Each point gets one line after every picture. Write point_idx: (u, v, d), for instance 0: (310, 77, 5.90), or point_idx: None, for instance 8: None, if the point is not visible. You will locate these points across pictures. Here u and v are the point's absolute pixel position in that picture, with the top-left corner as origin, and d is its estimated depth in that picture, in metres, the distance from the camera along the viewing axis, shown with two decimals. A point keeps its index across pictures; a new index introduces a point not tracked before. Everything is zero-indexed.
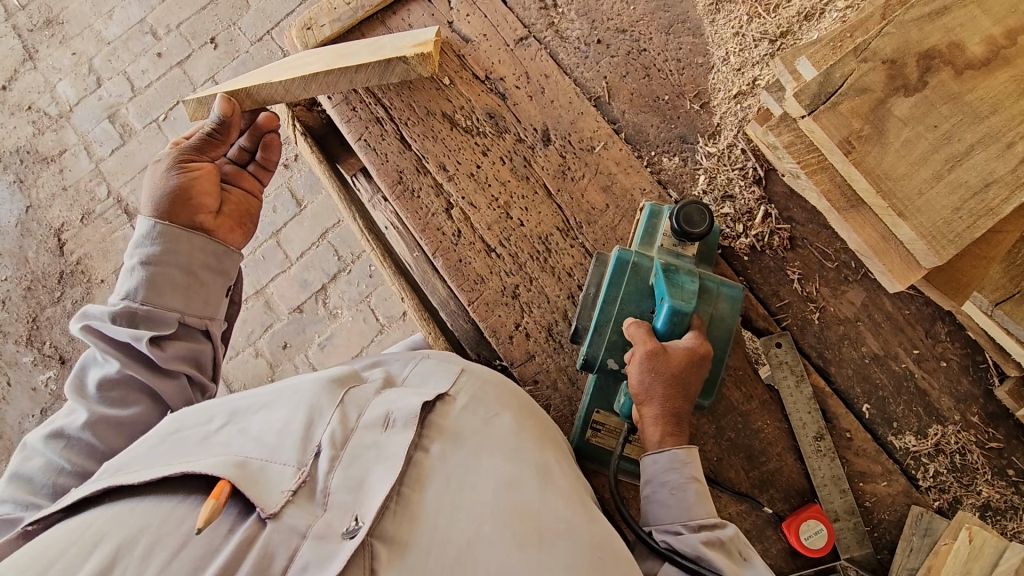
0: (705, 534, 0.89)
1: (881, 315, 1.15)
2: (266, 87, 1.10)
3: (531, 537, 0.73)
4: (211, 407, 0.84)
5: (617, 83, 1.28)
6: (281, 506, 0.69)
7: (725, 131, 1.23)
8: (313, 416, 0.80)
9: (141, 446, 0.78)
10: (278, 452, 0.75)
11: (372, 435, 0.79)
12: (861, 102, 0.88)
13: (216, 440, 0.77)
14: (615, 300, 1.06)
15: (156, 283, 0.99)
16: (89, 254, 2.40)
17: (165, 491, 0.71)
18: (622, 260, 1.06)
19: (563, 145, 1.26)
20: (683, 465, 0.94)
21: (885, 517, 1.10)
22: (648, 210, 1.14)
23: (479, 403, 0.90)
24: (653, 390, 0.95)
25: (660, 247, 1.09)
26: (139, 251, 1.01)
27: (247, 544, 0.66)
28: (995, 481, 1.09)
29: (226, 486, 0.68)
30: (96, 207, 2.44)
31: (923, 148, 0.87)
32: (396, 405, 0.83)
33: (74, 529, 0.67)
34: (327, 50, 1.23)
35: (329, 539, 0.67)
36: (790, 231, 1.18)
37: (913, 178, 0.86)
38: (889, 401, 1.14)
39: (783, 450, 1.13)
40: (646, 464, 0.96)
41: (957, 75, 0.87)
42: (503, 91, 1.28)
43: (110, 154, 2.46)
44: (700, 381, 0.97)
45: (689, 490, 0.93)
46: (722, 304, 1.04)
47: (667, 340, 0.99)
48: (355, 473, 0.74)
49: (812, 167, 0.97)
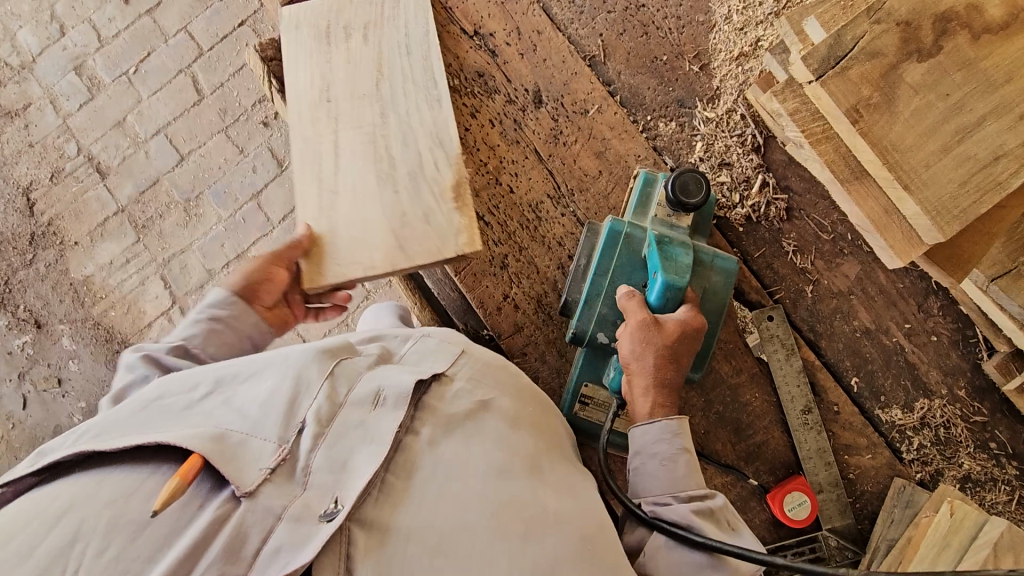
0: (695, 504, 0.87)
1: (874, 288, 1.14)
2: (332, 272, 1.01)
3: (516, 530, 0.72)
4: (197, 373, 0.81)
5: (614, 41, 1.23)
6: (258, 484, 0.67)
7: (724, 95, 1.20)
8: (300, 389, 0.76)
9: (122, 409, 0.75)
10: (259, 427, 0.72)
11: (359, 415, 0.76)
12: (871, 67, 0.82)
13: (198, 410, 0.74)
14: (606, 273, 1.04)
15: (211, 337, 0.95)
16: (60, 215, 2.30)
17: (138, 460, 0.68)
18: (615, 231, 1.03)
19: (555, 108, 1.21)
20: (675, 436, 0.92)
21: (868, 488, 1.10)
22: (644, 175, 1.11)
23: (475, 385, 0.87)
24: (645, 359, 0.94)
25: (653, 216, 1.06)
26: (208, 306, 0.98)
27: (218, 523, 0.64)
28: (977, 453, 1.10)
29: (196, 464, 0.65)
30: (66, 165, 2.33)
31: (934, 118, 0.81)
32: (388, 383, 0.80)
33: (42, 498, 0.65)
34: (359, 137, 1.09)
35: (305, 521, 0.65)
36: (787, 201, 1.17)
37: (920, 150, 0.81)
38: (877, 374, 1.13)
39: (770, 423, 1.13)
40: (636, 435, 0.93)
41: (974, 41, 0.81)
42: (493, 48, 1.23)
43: (79, 108, 2.34)
44: (692, 352, 0.96)
45: (680, 461, 0.91)
46: (715, 276, 1.01)
47: (659, 313, 0.97)
48: (338, 453, 0.72)
49: (817, 136, 0.89)
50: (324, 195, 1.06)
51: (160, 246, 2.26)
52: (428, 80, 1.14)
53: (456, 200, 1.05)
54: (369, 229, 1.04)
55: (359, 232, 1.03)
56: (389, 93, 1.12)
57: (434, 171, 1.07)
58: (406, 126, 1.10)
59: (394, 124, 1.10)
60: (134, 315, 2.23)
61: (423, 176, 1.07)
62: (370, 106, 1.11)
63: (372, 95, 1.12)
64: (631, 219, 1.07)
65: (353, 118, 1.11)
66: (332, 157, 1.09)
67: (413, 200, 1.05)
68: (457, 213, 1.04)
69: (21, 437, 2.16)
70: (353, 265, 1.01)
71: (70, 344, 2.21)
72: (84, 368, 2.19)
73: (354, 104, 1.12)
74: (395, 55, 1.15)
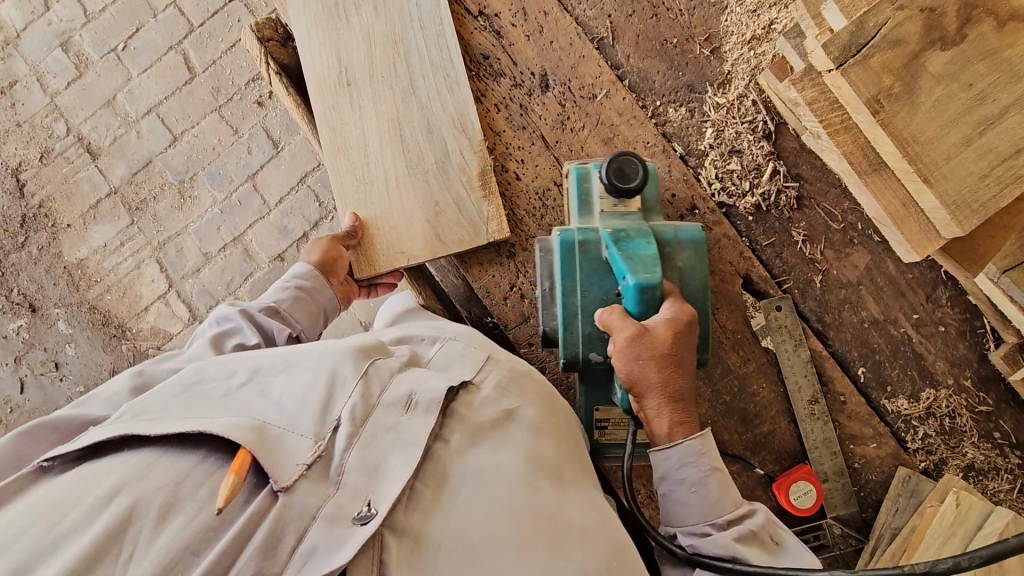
0: (735, 530, 0.86)
1: (883, 279, 1.14)
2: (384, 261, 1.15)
3: (544, 540, 0.72)
4: (233, 362, 0.81)
5: (622, 23, 1.20)
6: (294, 479, 0.66)
7: (735, 80, 1.17)
8: (336, 385, 0.76)
9: (161, 392, 0.75)
10: (297, 422, 0.72)
11: (393, 417, 0.75)
12: (894, 56, 0.79)
13: (236, 398, 0.74)
14: (574, 291, 0.97)
15: (296, 303, 1.06)
16: (52, 197, 2.26)
17: (183, 445, 0.68)
18: (567, 243, 0.97)
19: (562, 93, 1.19)
20: (699, 458, 0.88)
21: (872, 477, 1.11)
22: (577, 174, 1.05)
23: (504, 392, 0.87)
24: (645, 375, 0.88)
25: (600, 214, 1.00)
26: (294, 277, 1.09)
27: (257, 519, 0.63)
28: (981, 443, 1.11)
29: (246, 459, 0.65)
30: (55, 146, 2.27)
31: (956, 108, 0.79)
32: (421, 387, 0.79)
33: (92, 474, 0.65)
34: (387, 129, 1.17)
35: (339, 523, 0.64)
36: (798, 190, 1.15)
37: (940, 142, 0.79)
38: (884, 365, 1.13)
39: (777, 413, 1.13)
40: (658, 461, 0.90)
41: (999, 28, 0.77)
42: (499, 29, 1.20)
43: (67, 87, 2.28)
44: (691, 347, 0.89)
45: (710, 484, 0.88)
46: (686, 251, 0.97)
47: (645, 318, 0.90)
48: (371, 455, 0.71)
49: (835, 126, 0.86)
50: (362, 184, 1.17)
51: (155, 229, 2.22)
52: (444, 56, 1.18)
53: (483, 190, 1.16)
54: (408, 223, 1.16)
55: (399, 219, 1.16)
56: (412, 77, 1.18)
57: (462, 160, 1.16)
58: (430, 113, 1.17)
59: (418, 110, 1.17)
60: (130, 300, 2.21)
61: (451, 165, 1.16)
62: (394, 92, 1.18)
63: (392, 79, 1.18)
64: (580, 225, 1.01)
65: (378, 104, 1.18)
66: (363, 146, 1.18)
67: (444, 187, 1.16)
68: (484, 202, 1.15)
69: (20, 420, 2.16)
70: (398, 254, 1.15)
71: (67, 328, 2.18)
72: (81, 352, 2.17)
73: (376, 87, 1.18)
74: (410, 34, 1.19)
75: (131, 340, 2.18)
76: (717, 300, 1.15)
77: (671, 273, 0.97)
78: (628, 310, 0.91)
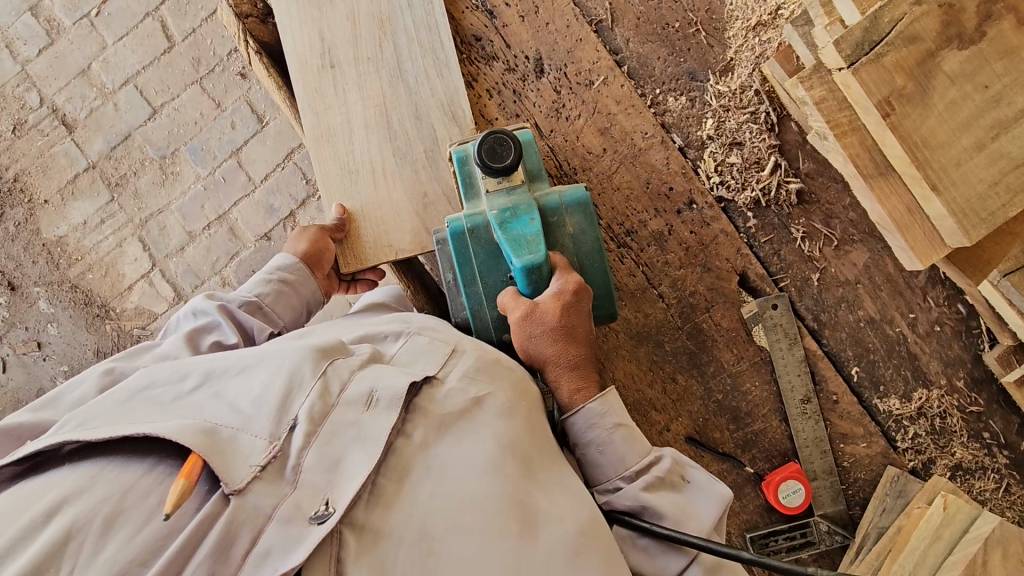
0: (644, 480, 0.83)
1: (881, 278, 1.12)
2: (371, 254, 1.11)
3: (510, 530, 0.70)
4: (187, 364, 0.79)
5: (622, 5, 1.15)
6: (247, 482, 0.64)
7: (738, 67, 1.12)
8: (292, 386, 0.73)
9: (109, 400, 0.73)
10: (251, 422, 0.69)
11: (353, 414, 0.72)
12: (908, 54, 0.75)
13: (186, 404, 0.72)
14: (474, 279, 0.95)
15: (278, 298, 1.00)
16: (27, 171, 2.17)
17: (131, 453, 0.66)
18: (457, 233, 0.94)
19: (557, 79, 1.14)
20: (602, 416, 0.86)
21: (861, 476, 1.11)
22: (457, 155, 0.99)
23: (471, 379, 0.83)
24: (544, 353, 0.88)
25: (485, 194, 0.95)
26: (277, 268, 1.02)
27: (208, 522, 0.61)
28: (970, 443, 1.11)
29: (197, 464, 0.62)
30: (28, 117, 2.18)
31: (969, 111, 0.76)
32: (383, 382, 0.75)
33: (36, 490, 0.64)
34: (374, 114, 1.12)
35: (295, 523, 0.63)
36: (799, 185, 1.12)
37: (952, 146, 0.76)
38: (878, 364, 1.12)
39: (769, 412, 1.12)
40: (568, 428, 0.88)
41: (1019, 25, 0.74)
42: (492, 9, 1.15)
43: (38, 54, 2.18)
44: (585, 314, 0.89)
45: (616, 439, 0.85)
46: (574, 217, 0.95)
47: (536, 296, 0.90)
48: (330, 452, 0.69)
49: (843, 128, 0.82)
50: (348, 173, 1.12)
51: (136, 207, 2.15)
52: (434, 34, 1.12)
53: None
54: (398, 213, 1.11)
55: (387, 210, 1.11)
56: (399, 58, 1.12)
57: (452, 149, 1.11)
58: (418, 98, 1.12)
59: (406, 94, 1.12)
60: (113, 279, 2.14)
61: (441, 155, 1.11)
62: (381, 75, 1.12)
63: (379, 61, 1.12)
64: (469, 208, 0.97)
65: (363, 87, 1.12)
66: (346, 132, 1.12)
67: (433, 178, 1.11)
68: None
69: (4, 400, 2.11)
70: (385, 248, 1.11)
71: (48, 307, 2.12)
72: (64, 331, 2.11)
73: (361, 69, 1.12)
74: (397, 12, 1.13)
75: (115, 320, 2.12)
76: (712, 297, 1.12)
77: (564, 241, 0.96)
78: (521, 291, 0.91)
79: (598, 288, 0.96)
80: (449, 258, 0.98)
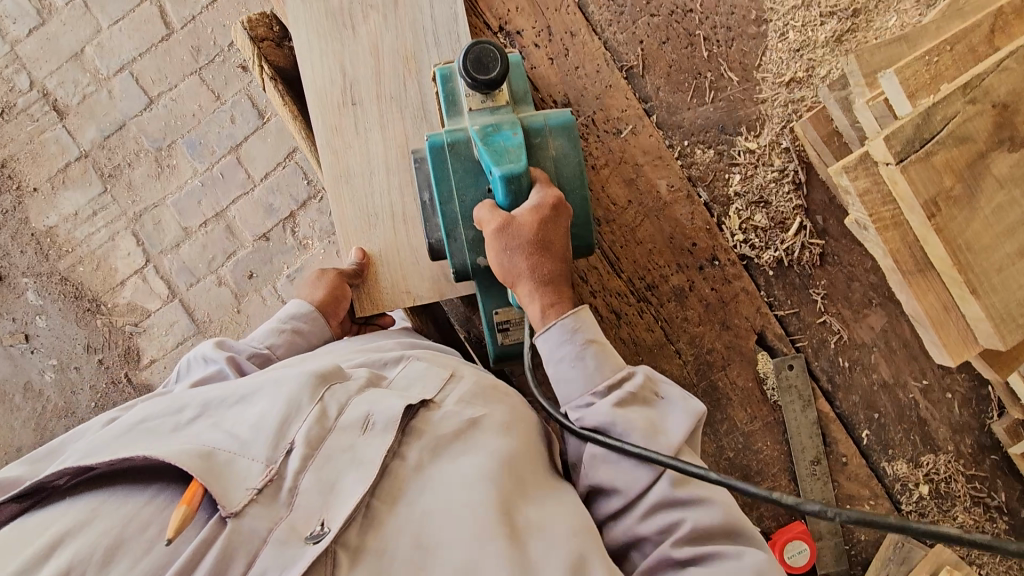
0: (615, 395, 0.78)
1: (897, 341, 1.12)
2: (388, 300, 1.08)
3: (509, 540, 0.65)
4: (184, 395, 0.75)
5: (655, 52, 1.12)
6: (244, 504, 0.60)
7: (770, 123, 1.10)
8: (289, 410, 0.69)
9: (104, 434, 0.70)
10: (248, 445, 0.66)
11: (349, 438, 0.69)
12: (958, 153, 0.80)
13: (185, 432, 0.68)
14: (451, 195, 0.88)
15: (290, 349, 0.98)
16: (14, 156, 2.08)
17: (131, 485, 0.63)
18: (436, 145, 0.87)
19: (585, 125, 1.10)
20: (576, 332, 0.80)
21: (864, 537, 1.13)
22: (440, 72, 0.93)
23: (468, 402, 0.79)
24: (516, 269, 0.81)
25: (468, 112, 0.89)
26: (290, 316, 1.00)
27: (205, 545, 0.58)
28: (973, 509, 1.12)
29: (199, 490, 0.59)
30: (17, 101, 2.08)
31: (1013, 218, 0.82)
32: (379, 406, 0.72)
33: (35, 527, 0.61)
34: (394, 154, 1.08)
35: (291, 544, 0.59)
36: (822, 247, 1.11)
37: (996, 252, 0.82)
38: (887, 428, 1.13)
39: (778, 470, 1.13)
40: (539, 347, 0.81)
41: None
42: (520, 48, 1.11)
43: (28, 34, 2.08)
44: (563, 232, 0.82)
45: (588, 355, 0.80)
46: (558, 140, 0.88)
47: (514, 209, 0.82)
48: (328, 476, 0.65)
49: (885, 223, 0.85)
50: (366, 215, 1.08)
51: (129, 199, 2.06)
52: None
53: None
54: (416, 258, 1.09)
55: (405, 253, 1.09)
56: (422, 96, 1.08)
57: None
58: None
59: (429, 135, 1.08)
60: (104, 273, 2.06)
61: None
62: (404, 116, 1.08)
63: (400, 98, 1.08)
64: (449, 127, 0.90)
65: (385, 128, 1.08)
66: (365, 172, 1.08)
67: None
68: None
69: None
70: (405, 295, 1.09)
71: (37, 299, 2.04)
72: (53, 325, 2.03)
73: (382, 109, 1.08)
74: (422, 49, 1.08)
75: (106, 315, 2.05)
76: (729, 355, 1.12)
77: (545, 164, 0.88)
78: (499, 204, 0.83)
79: (577, 215, 0.90)
80: (426, 175, 0.92)
